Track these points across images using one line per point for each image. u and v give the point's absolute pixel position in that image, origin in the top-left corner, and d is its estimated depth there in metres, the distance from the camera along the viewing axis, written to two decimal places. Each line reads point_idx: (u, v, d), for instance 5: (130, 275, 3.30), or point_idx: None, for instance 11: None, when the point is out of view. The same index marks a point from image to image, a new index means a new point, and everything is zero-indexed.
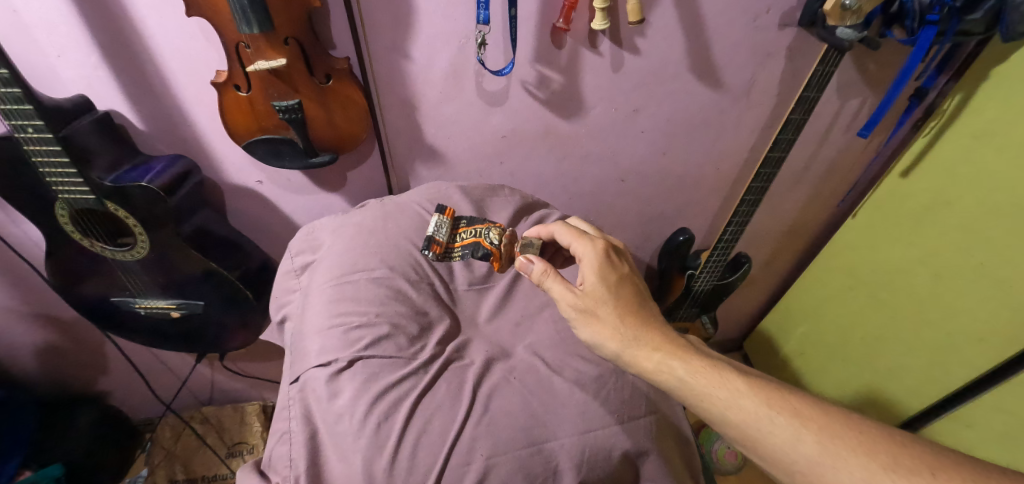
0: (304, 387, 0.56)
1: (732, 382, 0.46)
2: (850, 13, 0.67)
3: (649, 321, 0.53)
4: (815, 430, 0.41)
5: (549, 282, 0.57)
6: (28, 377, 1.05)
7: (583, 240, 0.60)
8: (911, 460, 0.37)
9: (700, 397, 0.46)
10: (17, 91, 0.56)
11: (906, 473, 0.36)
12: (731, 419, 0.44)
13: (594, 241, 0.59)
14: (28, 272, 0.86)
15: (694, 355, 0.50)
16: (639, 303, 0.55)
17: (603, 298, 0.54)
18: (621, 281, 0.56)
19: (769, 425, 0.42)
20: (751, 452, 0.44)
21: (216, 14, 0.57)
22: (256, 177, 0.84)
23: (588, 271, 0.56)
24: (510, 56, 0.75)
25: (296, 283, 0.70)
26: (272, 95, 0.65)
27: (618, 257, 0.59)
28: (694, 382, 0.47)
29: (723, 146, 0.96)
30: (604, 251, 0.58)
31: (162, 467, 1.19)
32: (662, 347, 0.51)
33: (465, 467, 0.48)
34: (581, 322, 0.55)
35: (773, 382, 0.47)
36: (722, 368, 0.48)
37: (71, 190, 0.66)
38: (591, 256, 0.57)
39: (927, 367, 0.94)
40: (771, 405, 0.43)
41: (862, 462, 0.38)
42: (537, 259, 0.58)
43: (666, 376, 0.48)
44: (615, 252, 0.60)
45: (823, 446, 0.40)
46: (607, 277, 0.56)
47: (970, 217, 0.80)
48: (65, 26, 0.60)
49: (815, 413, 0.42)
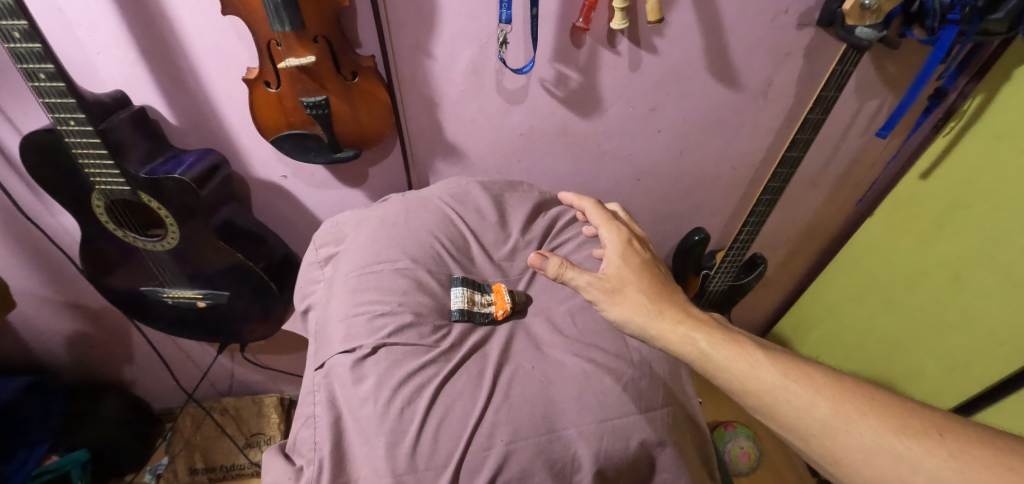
0: (329, 373, 0.57)
1: (752, 354, 0.47)
2: (869, 13, 0.68)
3: (673, 299, 0.55)
4: (829, 396, 0.42)
5: (568, 273, 0.57)
6: (58, 363, 1.09)
7: (609, 227, 0.63)
8: (920, 423, 0.39)
9: (720, 367, 0.47)
10: (61, 86, 0.58)
11: (915, 434, 0.38)
12: (750, 389, 0.44)
13: (619, 228, 0.63)
14: (61, 261, 0.90)
15: (716, 329, 0.51)
16: (662, 283, 0.57)
17: (628, 279, 0.57)
18: (644, 264, 0.59)
19: (785, 393, 0.43)
20: (768, 421, 0.44)
21: (250, 12, 0.59)
22: (281, 172, 0.86)
23: (612, 256, 0.59)
24: (530, 54, 0.77)
25: (319, 274, 0.72)
26: (301, 91, 0.67)
27: (641, 245, 0.63)
28: (716, 354, 0.48)
29: (739, 145, 0.96)
30: (628, 237, 0.62)
31: (182, 456, 1.22)
32: (686, 321, 0.52)
33: (486, 452, 0.49)
34: (608, 302, 0.55)
35: (791, 356, 0.47)
36: (742, 342, 0.49)
37: (108, 181, 0.69)
38: (616, 241, 0.61)
39: (949, 366, 0.93)
40: (789, 376, 0.44)
41: (873, 424, 0.39)
42: (551, 256, 0.59)
43: (689, 347, 0.49)
44: (638, 241, 0.63)
45: (837, 411, 0.41)
46: (630, 259, 0.59)
47: (994, 218, 0.79)
48: (106, 24, 0.63)
49: (829, 382, 0.43)
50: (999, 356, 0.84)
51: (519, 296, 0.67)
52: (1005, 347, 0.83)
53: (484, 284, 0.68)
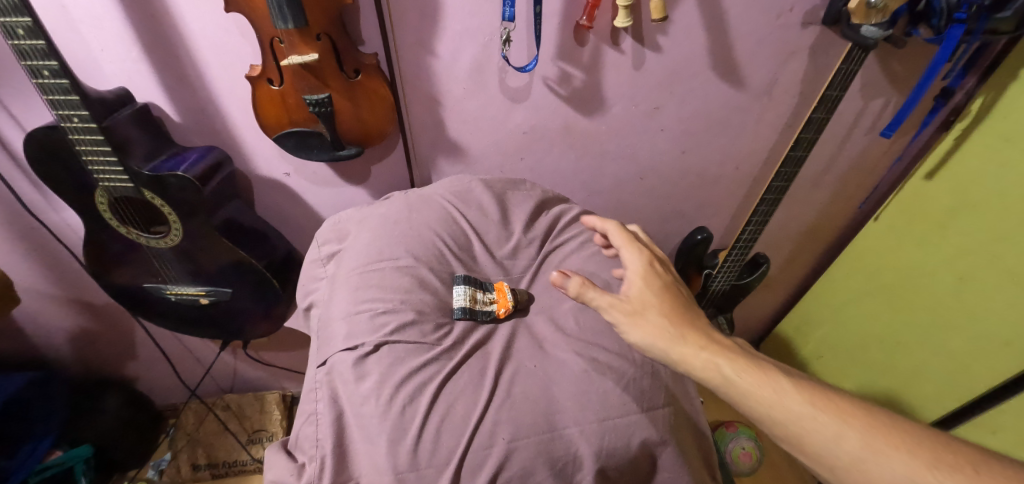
0: (331, 370, 0.57)
1: (777, 382, 0.46)
2: (875, 11, 0.68)
3: (695, 324, 0.54)
4: (859, 428, 0.42)
5: (589, 294, 0.56)
6: (62, 359, 1.10)
7: (631, 250, 0.63)
8: (950, 456, 0.39)
9: (745, 395, 0.46)
10: (65, 83, 0.58)
11: (948, 470, 0.38)
12: (778, 418, 0.44)
13: (640, 251, 0.62)
14: (65, 258, 0.90)
15: (740, 354, 0.50)
16: (684, 306, 0.56)
17: (650, 302, 0.56)
18: (666, 288, 0.58)
19: (814, 424, 0.43)
20: (794, 450, 0.44)
21: (253, 9, 0.59)
22: (284, 170, 0.86)
23: (633, 279, 0.59)
24: (533, 52, 0.76)
25: (322, 271, 0.72)
26: (304, 88, 0.67)
27: (661, 269, 0.62)
28: (741, 380, 0.47)
29: (743, 144, 0.96)
30: (649, 261, 0.61)
31: (185, 452, 1.23)
32: (709, 346, 0.51)
33: (487, 450, 0.49)
34: (629, 324, 0.54)
35: (816, 383, 0.47)
36: (767, 368, 0.48)
37: (112, 178, 0.69)
38: (637, 264, 0.60)
39: (955, 368, 0.92)
40: (817, 405, 0.44)
41: (904, 458, 0.39)
42: (573, 275, 0.57)
43: (713, 374, 0.48)
44: (658, 264, 0.63)
45: (867, 444, 0.41)
46: (652, 283, 0.58)
47: (1000, 219, 0.79)
48: (109, 21, 0.63)
49: (857, 412, 0.43)
50: (1005, 358, 0.83)
51: (521, 295, 0.67)
52: (1010, 349, 0.82)
53: (485, 282, 0.68)
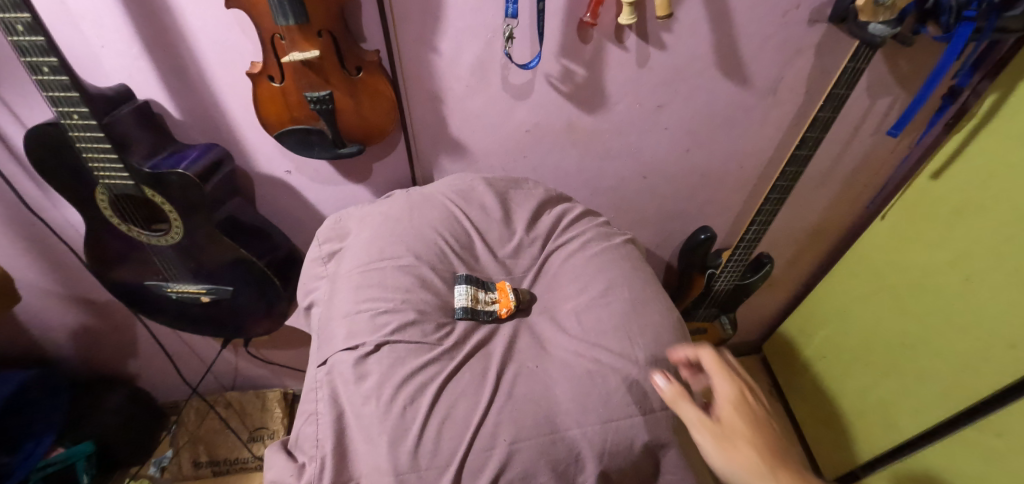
0: (332, 370, 0.57)
1: None
2: (883, 8, 0.67)
3: (792, 467, 0.48)
4: None
5: (682, 406, 0.51)
6: (64, 356, 1.10)
7: (725, 368, 0.56)
8: None
9: None
10: (64, 80, 0.58)
11: None
12: None
13: (736, 374, 0.56)
14: (66, 255, 0.90)
15: None
16: (779, 444, 0.50)
17: (741, 431, 0.50)
18: (761, 421, 0.52)
19: None
20: None
21: (254, 5, 0.58)
22: (285, 167, 0.86)
23: (727, 406, 0.52)
24: (536, 49, 0.76)
25: (323, 270, 0.72)
26: (305, 86, 0.67)
27: (755, 395, 0.55)
28: None
29: (747, 143, 0.95)
30: (745, 387, 0.55)
31: (186, 449, 1.24)
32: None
33: (488, 452, 0.49)
34: (717, 454, 0.49)
35: None
36: None
37: (112, 175, 0.69)
38: (732, 389, 0.54)
39: (956, 373, 0.89)
40: None
41: None
42: (669, 380, 0.53)
43: None
44: (753, 390, 0.56)
45: None
46: (747, 415, 0.52)
47: (1003, 216, 0.77)
48: (110, 17, 0.62)
49: None
50: (1004, 362, 0.80)
51: (523, 294, 0.66)
52: (1009, 352, 0.79)
53: (488, 282, 0.67)
